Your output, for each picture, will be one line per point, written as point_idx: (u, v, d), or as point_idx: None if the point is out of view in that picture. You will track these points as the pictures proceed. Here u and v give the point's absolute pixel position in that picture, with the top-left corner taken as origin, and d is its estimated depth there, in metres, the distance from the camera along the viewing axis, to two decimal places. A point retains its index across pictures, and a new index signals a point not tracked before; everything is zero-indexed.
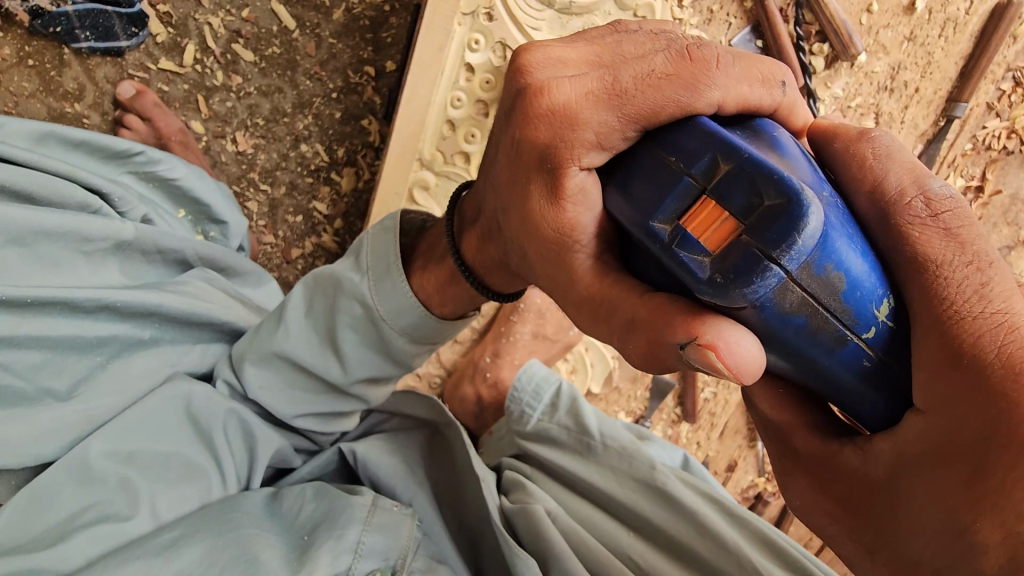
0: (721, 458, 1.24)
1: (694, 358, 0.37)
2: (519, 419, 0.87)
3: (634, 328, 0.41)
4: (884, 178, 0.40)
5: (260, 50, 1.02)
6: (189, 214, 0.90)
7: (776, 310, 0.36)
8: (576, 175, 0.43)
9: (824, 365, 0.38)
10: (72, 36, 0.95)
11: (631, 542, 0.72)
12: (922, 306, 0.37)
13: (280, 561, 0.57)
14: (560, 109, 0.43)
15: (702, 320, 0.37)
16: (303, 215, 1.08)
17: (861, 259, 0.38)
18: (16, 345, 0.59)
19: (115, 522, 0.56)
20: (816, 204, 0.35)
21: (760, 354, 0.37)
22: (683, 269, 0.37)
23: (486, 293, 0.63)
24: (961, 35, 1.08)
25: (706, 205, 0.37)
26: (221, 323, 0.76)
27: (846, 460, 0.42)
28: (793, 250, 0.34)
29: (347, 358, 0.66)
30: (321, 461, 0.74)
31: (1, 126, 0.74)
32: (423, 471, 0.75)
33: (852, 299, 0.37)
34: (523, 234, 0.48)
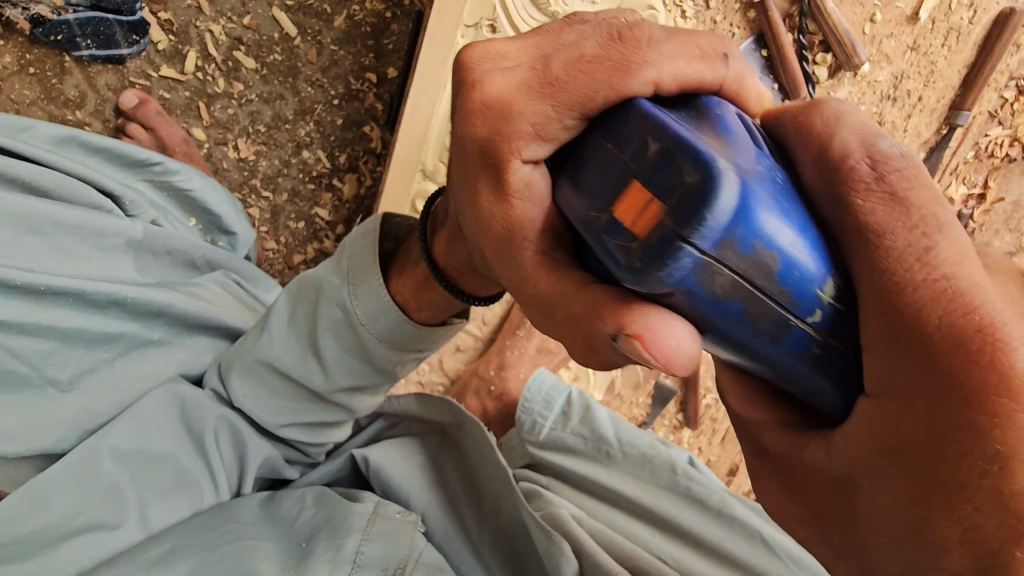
0: (723, 463, 1.25)
1: (627, 349, 0.35)
2: (532, 429, 0.87)
3: (574, 326, 0.39)
4: (829, 146, 0.36)
5: (261, 57, 1.01)
6: (200, 224, 0.89)
7: (705, 296, 0.32)
8: (518, 168, 0.40)
9: (772, 356, 0.34)
10: (73, 44, 0.94)
11: (665, 544, 0.73)
12: (869, 281, 0.34)
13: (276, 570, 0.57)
14: (494, 103, 0.41)
15: (632, 309, 0.35)
16: (305, 221, 1.08)
17: (799, 236, 0.33)
18: (27, 333, 0.61)
19: (105, 530, 0.56)
20: (736, 177, 0.31)
21: (695, 345, 0.34)
22: (608, 255, 0.34)
23: (462, 297, 0.59)
24: (963, 45, 1.09)
25: (631, 186, 0.33)
26: (225, 327, 0.77)
27: (810, 458, 0.38)
28: (706, 228, 0.30)
29: (329, 364, 0.65)
30: (330, 467, 0.76)
31: (29, 129, 0.76)
32: (435, 476, 0.75)
33: (789, 279, 0.33)
34: (477, 236, 0.45)
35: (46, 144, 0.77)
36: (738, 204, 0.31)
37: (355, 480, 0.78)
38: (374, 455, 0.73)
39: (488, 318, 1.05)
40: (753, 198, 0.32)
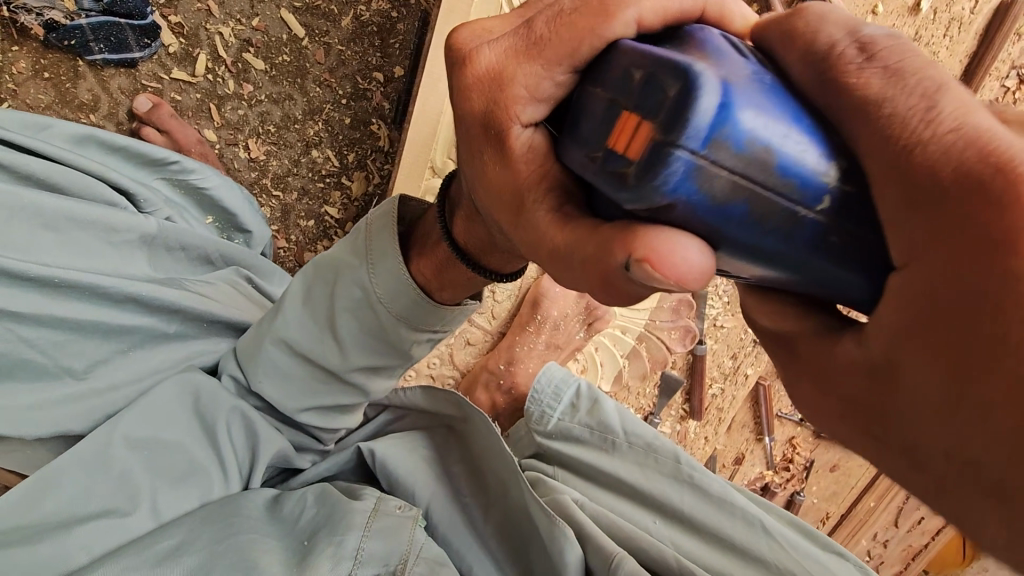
0: (729, 451, 1.27)
1: (638, 277, 0.32)
2: (540, 419, 0.88)
3: (589, 268, 0.36)
4: (815, 39, 0.32)
5: (271, 58, 1.03)
6: (216, 221, 0.92)
7: (706, 203, 0.30)
8: (519, 133, 0.40)
9: (786, 256, 0.32)
10: (87, 49, 0.96)
11: (661, 528, 0.75)
12: (875, 153, 0.29)
13: (280, 566, 0.58)
14: (487, 75, 0.41)
15: (636, 231, 0.32)
16: (314, 219, 1.09)
17: (792, 132, 0.30)
18: (46, 323, 0.63)
19: (115, 517, 0.58)
20: (713, 78, 0.29)
21: (709, 258, 0.31)
22: (602, 179, 0.33)
23: (486, 274, 0.61)
24: (966, 34, 1.10)
25: (626, 119, 0.31)
26: (237, 322, 0.79)
27: (840, 355, 0.32)
28: (690, 129, 0.28)
29: (346, 341, 0.67)
30: (340, 458, 0.78)
31: (47, 126, 0.78)
32: (441, 466, 0.77)
33: (793, 172, 0.30)
34: (495, 209, 0.45)
35: (66, 142, 0.78)
36: (722, 101, 0.29)
37: (360, 472, 0.80)
38: (380, 448, 0.74)
39: (497, 312, 1.08)
40: (737, 94, 0.29)
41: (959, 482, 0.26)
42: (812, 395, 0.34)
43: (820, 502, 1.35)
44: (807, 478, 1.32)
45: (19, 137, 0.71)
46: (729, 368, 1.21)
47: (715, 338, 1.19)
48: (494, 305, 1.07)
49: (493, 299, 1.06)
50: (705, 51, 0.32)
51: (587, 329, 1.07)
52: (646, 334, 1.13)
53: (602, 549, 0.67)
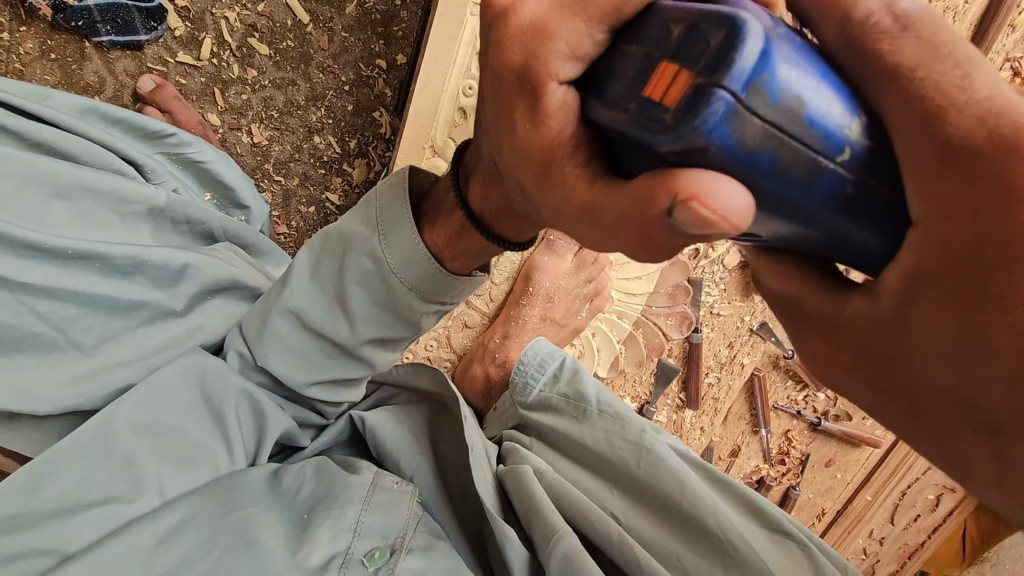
0: (725, 444, 1.27)
1: (682, 223, 0.30)
2: (522, 390, 0.89)
3: (626, 220, 0.34)
4: (857, 2, 0.33)
5: (275, 44, 1.04)
6: (215, 198, 0.92)
7: (735, 147, 0.29)
8: (554, 90, 0.38)
9: (805, 211, 0.32)
10: (93, 30, 0.97)
11: (612, 499, 0.77)
12: (899, 113, 0.31)
13: (280, 544, 0.59)
14: (530, 27, 0.38)
15: (677, 173, 0.30)
16: (315, 206, 1.11)
17: (822, 87, 0.31)
18: (54, 296, 0.63)
19: (119, 504, 0.59)
20: (755, 25, 0.29)
21: (748, 199, 0.29)
22: (633, 127, 0.32)
23: (498, 241, 0.62)
24: (959, 25, 1.13)
25: (664, 69, 0.30)
26: (245, 288, 0.79)
27: (849, 315, 0.36)
28: (734, 71, 0.28)
29: (357, 317, 0.67)
30: (332, 432, 0.79)
31: (49, 97, 0.79)
32: (429, 440, 0.79)
33: (820, 127, 0.30)
34: (515, 167, 0.43)
35: (68, 111, 0.80)
36: (763, 49, 0.29)
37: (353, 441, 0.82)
38: (369, 414, 0.77)
39: (495, 295, 1.09)
40: (775, 47, 0.29)
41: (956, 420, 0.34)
42: (822, 352, 0.39)
43: (816, 497, 1.35)
44: (803, 472, 1.32)
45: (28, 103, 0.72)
46: (726, 357, 1.22)
47: (711, 327, 1.19)
48: (492, 287, 1.08)
49: (491, 281, 1.08)
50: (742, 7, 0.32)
51: (589, 308, 1.08)
52: (643, 320, 1.14)
53: (545, 523, 0.69)
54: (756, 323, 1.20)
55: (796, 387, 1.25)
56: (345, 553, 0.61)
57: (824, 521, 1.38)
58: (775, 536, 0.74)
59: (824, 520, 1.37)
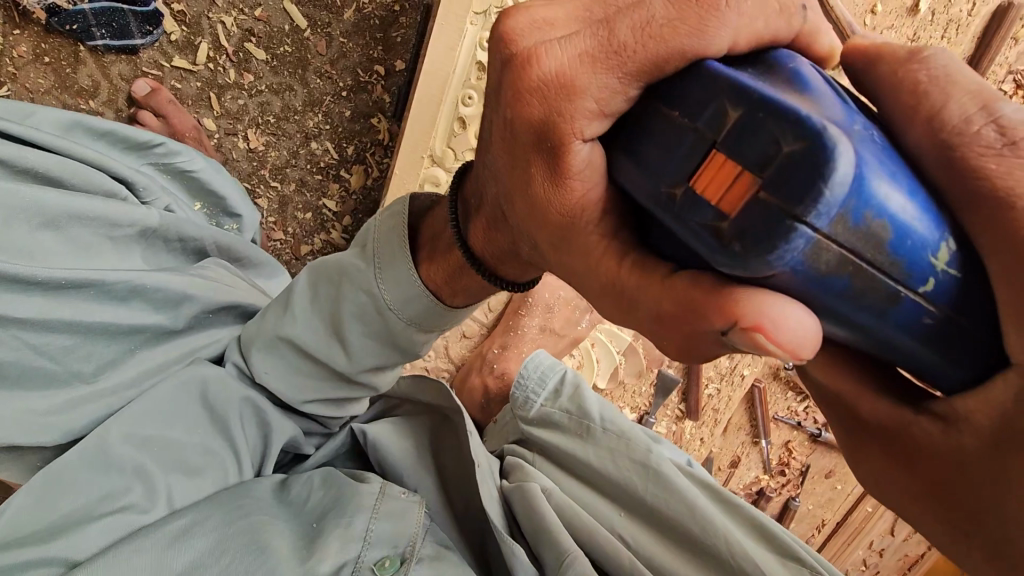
0: (724, 454, 1.26)
1: (738, 341, 0.34)
2: (524, 404, 0.88)
3: (676, 324, 0.38)
4: (944, 106, 0.35)
5: (272, 49, 1.03)
6: (204, 207, 0.91)
7: (810, 274, 0.31)
8: (579, 149, 0.41)
9: (875, 330, 0.34)
10: (88, 34, 0.96)
11: (619, 520, 0.76)
12: (998, 245, 0.33)
13: (289, 549, 0.60)
14: (553, 79, 0.40)
15: (736, 297, 0.33)
16: (312, 212, 1.09)
17: (908, 202, 0.32)
18: (48, 329, 0.62)
19: (131, 513, 0.59)
20: (845, 143, 0.29)
21: (818, 323, 0.33)
22: (698, 237, 0.34)
23: (500, 283, 0.64)
24: (962, 36, 1.12)
25: (718, 161, 0.32)
26: (234, 307, 0.78)
27: (923, 438, 0.38)
28: (822, 204, 0.28)
29: (353, 347, 0.70)
30: (334, 444, 0.79)
31: (31, 114, 0.77)
32: (432, 455, 0.78)
33: (903, 250, 0.32)
34: (530, 223, 0.48)
35: (55, 128, 0.78)
36: (853, 175, 0.29)
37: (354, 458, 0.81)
38: (371, 428, 0.77)
39: (493, 305, 1.08)
40: (863, 168, 0.30)
41: None
42: (893, 474, 0.41)
43: (815, 509, 1.34)
44: (803, 483, 1.31)
45: (16, 129, 0.69)
46: (726, 368, 1.21)
47: None
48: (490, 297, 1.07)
49: None
50: (815, 101, 0.33)
51: (590, 320, 1.07)
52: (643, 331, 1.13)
53: (557, 544, 0.68)
54: None
55: (796, 398, 1.24)
56: (355, 562, 0.61)
57: (824, 532, 1.36)
58: (784, 561, 0.72)
59: (824, 531, 1.36)
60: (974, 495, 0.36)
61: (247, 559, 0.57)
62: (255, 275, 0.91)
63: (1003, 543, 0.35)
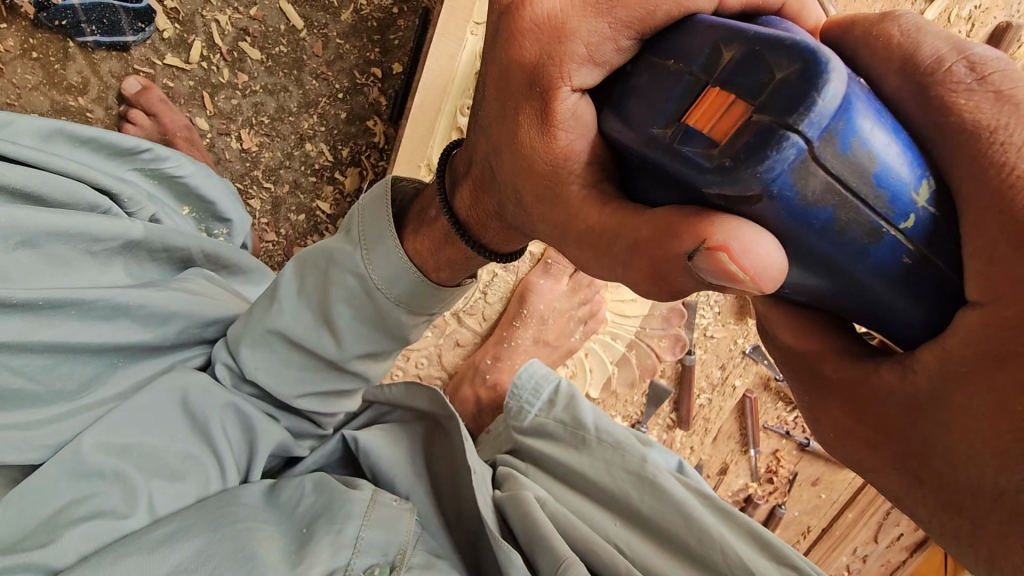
0: (714, 462, 1.28)
1: (704, 264, 0.37)
2: (518, 414, 0.90)
3: (646, 254, 0.41)
4: (917, 50, 0.41)
5: (267, 49, 1.02)
6: (193, 212, 0.90)
7: (794, 200, 0.36)
8: (567, 96, 0.46)
9: (852, 268, 0.38)
10: (78, 30, 0.94)
11: (619, 531, 0.77)
12: (972, 183, 0.37)
13: (277, 553, 0.60)
14: (546, 23, 0.46)
15: (710, 220, 0.37)
16: (305, 214, 1.08)
17: (890, 140, 0.37)
18: (26, 351, 0.61)
19: (111, 519, 0.58)
20: (836, 65, 0.35)
21: (781, 257, 0.36)
22: (688, 165, 0.38)
23: (485, 253, 0.67)
24: None
25: (715, 95, 0.38)
26: (220, 320, 0.78)
27: (879, 380, 0.42)
28: (812, 114, 0.34)
29: (342, 333, 0.70)
30: (324, 452, 0.79)
31: (10, 126, 0.73)
32: (422, 460, 0.79)
33: (886, 184, 0.37)
34: (515, 175, 0.51)
35: (30, 139, 0.74)
36: (842, 94, 0.35)
37: (346, 465, 0.81)
38: (364, 435, 0.77)
39: (488, 314, 1.08)
40: (852, 98, 0.36)
41: (970, 505, 0.38)
42: (844, 421, 0.45)
43: (802, 516, 1.35)
44: (789, 491, 1.33)
45: None
46: (718, 379, 1.22)
47: (705, 348, 1.19)
48: (485, 306, 1.07)
49: (484, 300, 1.07)
50: None
51: (584, 330, 1.08)
52: (636, 342, 1.15)
53: (554, 554, 0.68)
54: (748, 345, 1.20)
55: (786, 408, 1.26)
56: (345, 570, 0.61)
57: (810, 538, 1.38)
58: (780, 567, 0.73)
59: (809, 538, 1.38)
60: (920, 430, 0.40)
61: (233, 566, 0.57)
62: (243, 283, 0.90)
63: (943, 474, 0.39)
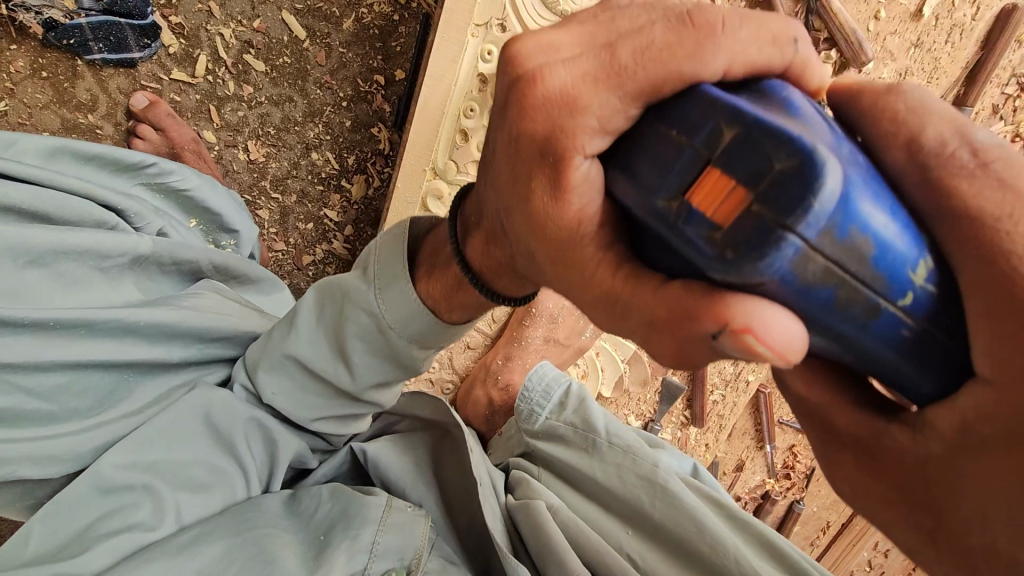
0: (729, 459, 1.28)
1: (728, 344, 0.34)
2: (528, 417, 0.90)
3: (664, 329, 0.38)
4: (922, 132, 0.35)
5: (271, 60, 1.03)
6: (201, 224, 0.91)
7: (794, 282, 0.31)
8: (580, 165, 0.38)
9: (858, 341, 0.34)
10: (86, 48, 0.95)
11: (629, 539, 0.75)
12: (969, 266, 0.34)
13: (296, 559, 0.60)
14: (556, 97, 0.38)
15: (724, 301, 0.33)
16: (314, 222, 1.09)
17: (889, 219, 0.33)
18: (41, 368, 0.61)
19: (143, 530, 0.59)
20: (833, 162, 0.29)
21: (802, 331, 0.33)
22: (692, 248, 0.33)
23: (497, 298, 0.63)
24: (967, 41, 1.18)
25: (712, 175, 0.31)
26: (234, 337, 0.78)
27: (891, 443, 0.41)
28: (810, 215, 0.29)
29: (357, 367, 0.70)
30: (335, 461, 0.79)
31: (13, 144, 0.72)
32: (432, 471, 0.79)
33: (884, 262, 0.32)
34: (527, 239, 0.45)
35: (36, 157, 0.73)
36: (840, 189, 0.30)
37: (356, 475, 0.82)
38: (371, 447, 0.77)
39: (497, 317, 1.09)
40: (849, 184, 0.31)
41: (983, 565, 0.39)
42: (856, 476, 0.45)
43: (820, 510, 1.35)
44: (806, 486, 1.33)
45: None
46: (731, 374, 1.21)
47: None
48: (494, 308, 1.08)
49: None
50: (807, 126, 0.31)
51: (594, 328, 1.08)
52: None
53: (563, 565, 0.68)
54: None
55: None
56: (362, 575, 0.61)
57: (829, 532, 1.38)
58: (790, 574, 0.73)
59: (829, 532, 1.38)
60: (930, 491, 0.40)
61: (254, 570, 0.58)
62: (255, 291, 0.91)
63: (956, 533, 0.39)
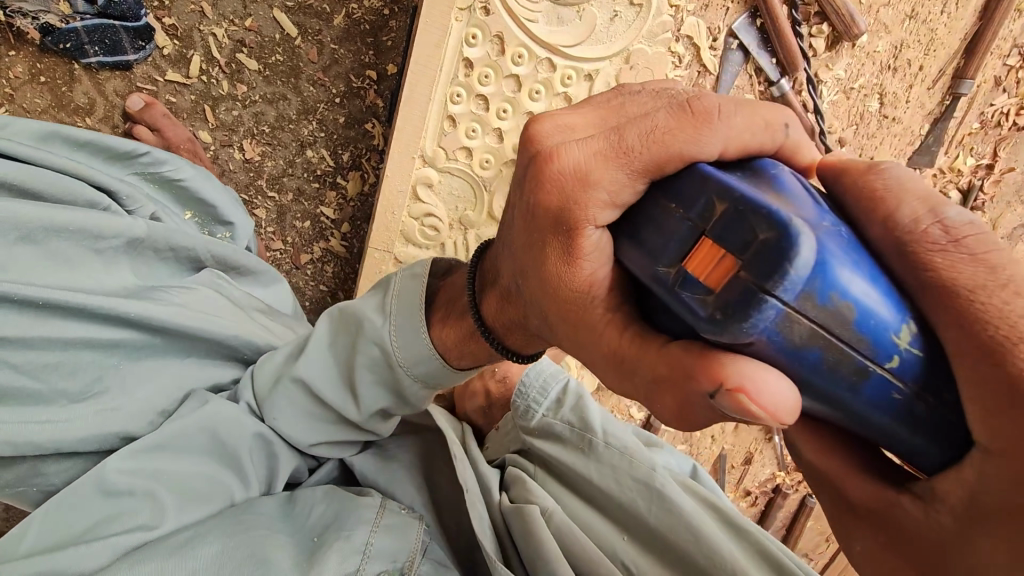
0: (737, 452, 1.24)
1: (725, 404, 0.36)
2: (524, 414, 0.88)
3: (667, 391, 0.40)
4: (896, 210, 0.38)
5: (263, 58, 1.04)
6: (196, 215, 0.91)
7: (782, 343, 0.34)
8: (591, 234, 0.42)
9: (848, 402, 0.36)
10: (82, 52, 0.96)
11: (625, 546, 0.73)
12: (955, 333, 0.36)
13: (290, 561, 0.58)
14: (570, 173, 0.42)
15: (719, 361, 0.36)
16: (311, 220, 1.10)
17: (868, 285, 0.35)
18: (28, 345, 0.61)
19: (143, 531, 0.58)
20: (806, 234, 0.33)
21: (795, 391, 0.35)
22: (686, 308, 0.36)
23: (508, 354, 0.64)
24: (963, 11, 1.16)
25: (705, 245, 0.36)
26: (228, 338, 0.76)
27: (898, 509, 0.42)
28: (787, 280, 0.32)
29: (363, 402, 0.69)
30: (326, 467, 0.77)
31: (8, 125, 0.75)
32: (426, 475, 0.78)
33: (867, 326, 0.35)
34: (539, 301, 0.49)
35: (29, 139, 0.76)
36: (813, 258, 0.33)
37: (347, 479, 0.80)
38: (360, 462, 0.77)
39: None
40: (825, 254, 0.34)
41: None
42: (865, 538, 0.45)
43: None
44: None
45: None
46: None
47: None
48: None
49: None
50: (789, 200, 0.36)
51: None
52: None
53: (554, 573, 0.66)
54: None
55: None
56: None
57: None
58: None
59: None
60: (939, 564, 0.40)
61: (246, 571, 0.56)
62: (253, 283, 0.91)
63: None
